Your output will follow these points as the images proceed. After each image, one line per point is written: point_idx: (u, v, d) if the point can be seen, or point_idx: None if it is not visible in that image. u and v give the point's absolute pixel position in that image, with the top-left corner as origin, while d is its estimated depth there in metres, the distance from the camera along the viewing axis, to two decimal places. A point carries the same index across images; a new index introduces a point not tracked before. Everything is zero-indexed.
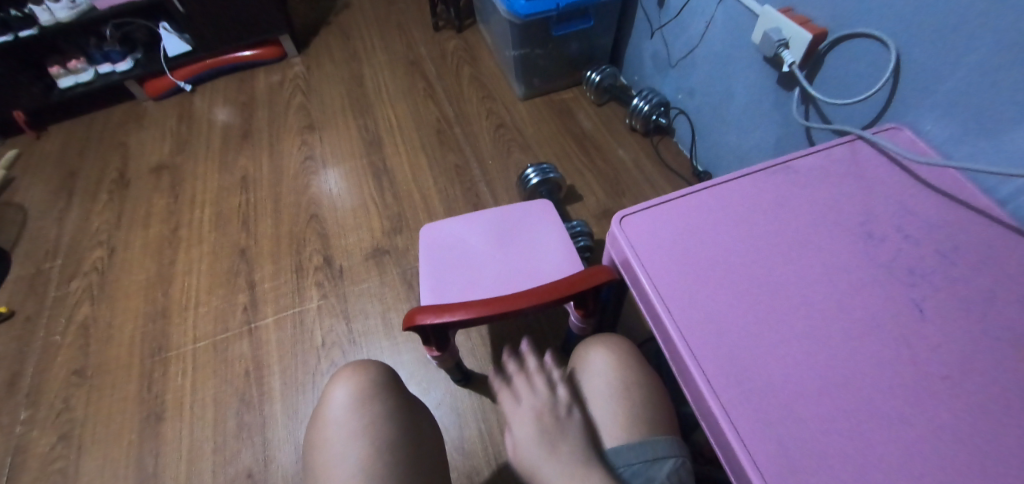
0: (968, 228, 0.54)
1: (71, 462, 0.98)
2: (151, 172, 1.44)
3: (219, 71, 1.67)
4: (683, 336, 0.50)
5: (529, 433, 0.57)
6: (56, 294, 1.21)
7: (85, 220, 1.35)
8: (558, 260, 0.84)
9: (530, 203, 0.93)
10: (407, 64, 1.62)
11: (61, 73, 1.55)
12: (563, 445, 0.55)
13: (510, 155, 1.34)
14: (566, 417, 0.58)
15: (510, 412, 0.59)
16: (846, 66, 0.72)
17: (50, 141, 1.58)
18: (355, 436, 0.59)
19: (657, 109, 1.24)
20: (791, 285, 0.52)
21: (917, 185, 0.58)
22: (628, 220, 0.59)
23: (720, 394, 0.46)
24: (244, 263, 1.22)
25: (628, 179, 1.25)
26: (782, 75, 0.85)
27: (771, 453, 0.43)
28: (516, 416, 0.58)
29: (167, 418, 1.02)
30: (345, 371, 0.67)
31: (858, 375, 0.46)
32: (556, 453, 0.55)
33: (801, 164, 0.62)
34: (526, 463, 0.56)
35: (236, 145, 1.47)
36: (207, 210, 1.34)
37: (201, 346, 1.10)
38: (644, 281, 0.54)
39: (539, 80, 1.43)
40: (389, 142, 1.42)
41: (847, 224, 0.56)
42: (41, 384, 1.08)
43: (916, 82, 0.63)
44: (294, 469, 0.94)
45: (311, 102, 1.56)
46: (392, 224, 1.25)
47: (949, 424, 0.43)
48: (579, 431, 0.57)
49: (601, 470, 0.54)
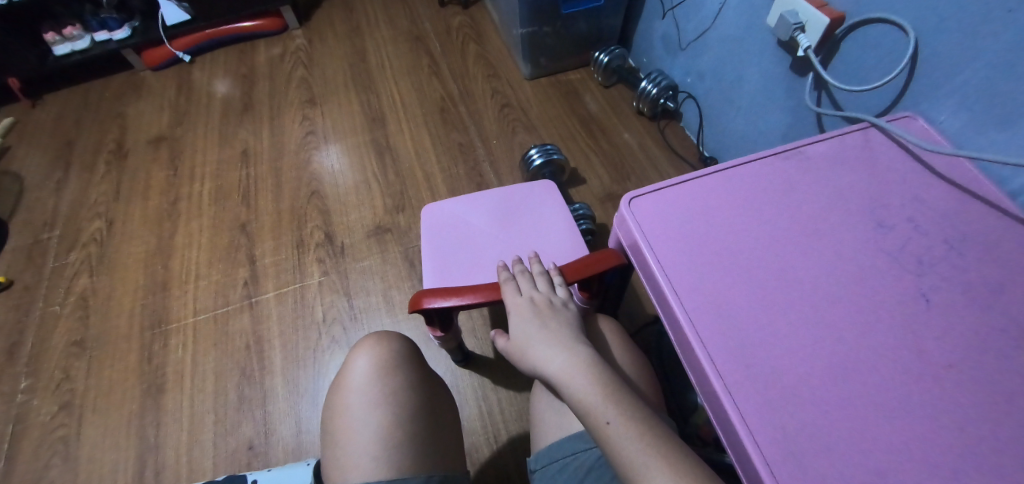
0: (977, 218, 0.54)
1: (71, 431, 0.98)
2: (150, 143, 1.42)
3: (219, 42, 1.64)
4: (690, 318, 0.50)
5: (524, 314, 0.59)
6: (55, 265, 1.20)
7: (83, 190, 1.34)
8: (560, 241, 0.84)
9: (533, 184, 0.92)
10: (411, 40, 1.59)
11: (57, 40, 1.52)
12: (556, 324, 0.57)
13: (514, 135, 1.33)
14: (561, 304, 0.60)
15: (510, 299, 0.62)
16: (863, 52, 0.71)
17: (45, 110, 1.55)
18: (375, 404, 0.60)
19: (666, 93, 1.23)
20: (799, 272, 0.52)
21: (929, 175, 0.58)
22: (636, 202, 0.58)
23: (725, 377, 0.46)
24: (245, 237, 1.21)
25: (634, 163, 1.25)
26: (796, 60, 0.84)
27: (774, 435, 0.43)
28: (514, 303, 0.61)
29: (168, 390, 1.02)
30: (366, 341, 0.68)
31: (862, 362, 0.46)
32: (548, 328, 0.56)
33: (813, 149, 0.61)
34: (518, 341, 0.57)
35: (236, 118, 1.45)
36: (206, 183, 1.32)
37: (202, 320, 1.10)
38: (652, 263, 0.54)
39: (546, 60, 1.41)
40: (392, 118, 1.40)
41: (857, 212, 0.56)
42: (41, 353, 1.08)
43: (934, 70, 0.62)
44: (295, 442, 0.94)
45: (313, 76, 1.53)
46: (394, 201, 1.24)
47: (951, 412, 0.43)
48: (572, 316, 0.58)
49: (592, 350, 0.54)
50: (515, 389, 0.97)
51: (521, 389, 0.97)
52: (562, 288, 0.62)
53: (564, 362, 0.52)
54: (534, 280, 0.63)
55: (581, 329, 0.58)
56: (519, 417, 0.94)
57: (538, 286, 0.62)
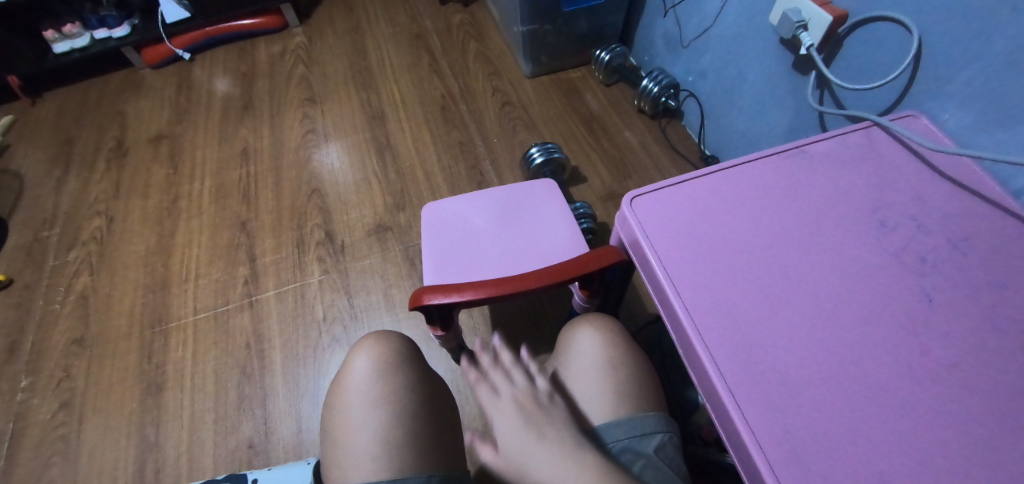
0: (979, 218, 0.54)
1: (72, 430, 0.98)
2: (150, 142, 1.42)
3: (219, 39, 1.63)
4: (691, 319, 0.49)
5: (510, 419, 0.57)
6: (55, 263, 1.20)
7: (82, 189, 1.33)
8: (560, 241, 0.84)
9: (533, 183, 0.92)
10: (412, 38, 1.59)
11: (56, 38, 1.51)
12: (548, 428, 0.56)
13: (515, 134, 1.33)
14: (545, 396, 0.59)
15: (489, 404, 0.59)
16: (866, 51, 0.71)
17: (45, 108, 1.54)
18: (375, 405, 0.60)
19: (667, 91, 1.22)
20: (800, 271, 0.52)
21: (931, 174, 0.57)
22: (638, 201, 0.58)
23: (726, 377, 0.46)
24: (245, 236, 1.21)
25: (635, 162, 1.24)
26: (799, 58, 0.84)
27: (775, 436, 0.43)
28: (497, 408, 0.59)
29: (168, 389, 1.02)
30: (366, 341, 0.67)
31: (864, 362, 0.46)
32: (540, 435, 0.55)
33: (816, 148, 0.61)
34: (509, 453, 0.56)
35: (236, 116, 1.45)
36: (207, 181, 1.32)
37: (202, 318, 1.10)
38: (653, 262, 0.54)
39: (547, 58, 1.40)
40: (392, 117, 1.40)
41: (859, 211, 0.55)
42: (41, 352, 1.08)
43: (937, 69, 0.62)
44: (295, 441, 0.94)
45: (313, 74, 1.53)
46: (394, 200, 1.23)
47: (953, 413, 0.42)
48: (560, 412, 0.58)
49: (590, 448, 0.54)
50: None
51: None
52: (540, 379, 0.61)
53: (569, 472, 0.51)
54: (509, 374, 0.61)
55: (571, 423, 0.57)
56: None
57: (513, 380, 0.60)
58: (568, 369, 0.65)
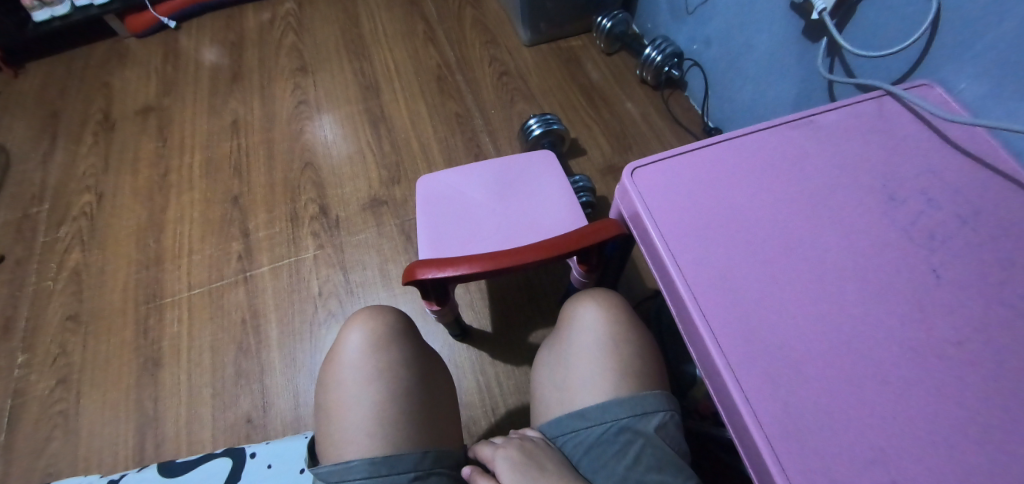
0: (991, 190, 0.52)
1: (70, 406, 0.98)
2: (137, 114, 1.38)
3: (205, 6, 1.58)
4: (692, 294, 0.48)
5: (511, 458, 0.54)
6: (46, 239, 1.19)
7: (70, 163, 1.31)
8: (560, 215, 0.82)
9: (531, 154, 0.89)
10: (406, 5, 1.53)
11: (35, 6, 1.46)
12: (552, 465, 0.54)
13: (513, 105, 1.29)
14: (547, 445, 0.57)
15: (492, 460, 0.56)
16: (883, 16, 0.68)
17: (29, 80, 1.50)
18: (369, 382, 0.59)
19: (670, 60, 1.18)
20: (806, 246, 0.50)
21: (942, 146, 0.55)
22: (639, 173, 0.56)
23: (727, 353, 0.45)
24: (239, 211, 1.19)
25: (636, 134, 1.22)
26: (809, 24, 0.80)
27: (775, 412, 0.42)
28: (499, 456, 0.55)
29: (165, 365, 1.02)
30: (359, 315, 0.66)
31: (868, 339, 0.44)
32: (547, 470, 0.53)
33: (825, 118, 0.58)
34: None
35: (225, 86, 1.41)
36: (197, 154, 1.29)
37: (197, 294, 1.09)
38: (654, 236, 0.52)
39: (546, 25, 1.35)
40: (386, 87, 1.36)
41: (868, 185, 0.53)
42: (37, 329, 1.07)
43: (956, 34, 0.59)
44: (293, 415, 0.95)
45: (304, 43, 1.48)
46: (389, 173, 1.21)
47: (956, 392, 0.41)
48: (558, 455, 0.56)
49: None
50: (514, 363, 0.97)
51: (519, 363, 0.97)
52: (534, 435, 0.60)
53: None
54: (503, 439, 0.59)
55: (570, 464, 0.55)
56: (517, 391, 0.94)
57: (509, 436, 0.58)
58: (568, 347, 0.64)
